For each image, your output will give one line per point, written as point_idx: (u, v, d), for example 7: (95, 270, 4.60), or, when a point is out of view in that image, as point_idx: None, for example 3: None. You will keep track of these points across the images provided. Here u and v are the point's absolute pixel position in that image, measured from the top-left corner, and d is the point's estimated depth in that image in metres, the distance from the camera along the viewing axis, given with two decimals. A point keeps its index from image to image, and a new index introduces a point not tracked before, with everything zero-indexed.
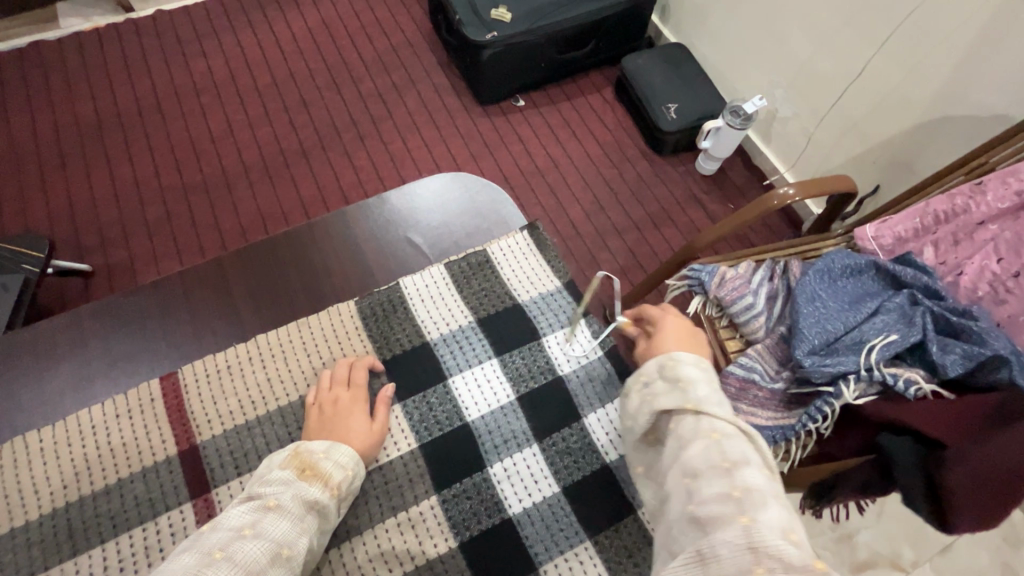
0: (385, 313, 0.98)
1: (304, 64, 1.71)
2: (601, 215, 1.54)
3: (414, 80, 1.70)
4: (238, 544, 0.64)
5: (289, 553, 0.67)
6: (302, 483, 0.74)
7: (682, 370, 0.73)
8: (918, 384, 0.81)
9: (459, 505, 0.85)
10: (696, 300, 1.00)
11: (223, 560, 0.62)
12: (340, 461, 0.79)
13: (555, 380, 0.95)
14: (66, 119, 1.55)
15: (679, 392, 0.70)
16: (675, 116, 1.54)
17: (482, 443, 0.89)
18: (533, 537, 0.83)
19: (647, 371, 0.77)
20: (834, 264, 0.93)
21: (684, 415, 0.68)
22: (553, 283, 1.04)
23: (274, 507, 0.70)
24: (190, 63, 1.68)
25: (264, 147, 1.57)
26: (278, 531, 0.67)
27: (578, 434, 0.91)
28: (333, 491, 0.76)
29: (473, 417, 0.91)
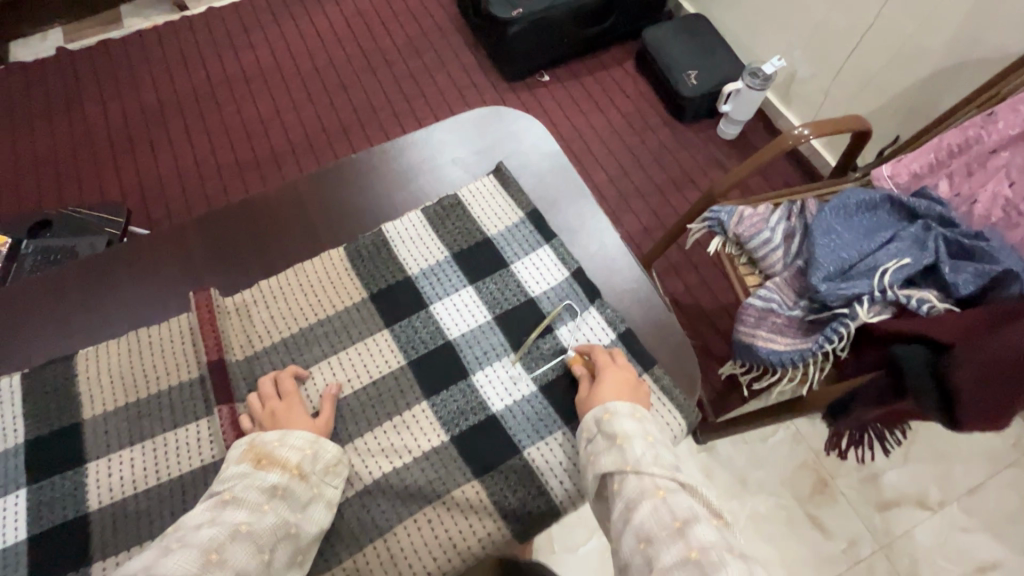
0: (352, 262, 0.81)
1: (341, 51, 1.83)
2: (625, 180, 1.61)
3: (444, 61, 1.80)
4: (187, 541, 0.54)
5: (248, 528, 0.56)
6: (258, 472, 0.61)
7: (618, 423, 0.66)
8: (931, 302, 0.85)
9: (446, 406, 0.73)
10: (716, 240, 1.05)
11: (167, 559, 0.52)
12: (296, 445, 0.64)
13: (525, 303, 0.80)
14: (132, 106, 1.71)
15: (617, 451, 0.63)
16: (696, 82, 1.60)
17: (459, 355, 0.76)
18: (517, 428, 0.72)
19: (585, 425, 0.68)
20: (850, 200, 0.98)
21: (627, 474, 0.61)
22: (518, 214, 0.86)
23: (233, 497, 0.58)
24: (238, 55, 1.82)
25: (307, 126, 1.70)
26: (232, 518, 0.56)
27: (551, 340, 0.78)
28: (296, 472, 0.62)
29: (454, 334, 0.77)
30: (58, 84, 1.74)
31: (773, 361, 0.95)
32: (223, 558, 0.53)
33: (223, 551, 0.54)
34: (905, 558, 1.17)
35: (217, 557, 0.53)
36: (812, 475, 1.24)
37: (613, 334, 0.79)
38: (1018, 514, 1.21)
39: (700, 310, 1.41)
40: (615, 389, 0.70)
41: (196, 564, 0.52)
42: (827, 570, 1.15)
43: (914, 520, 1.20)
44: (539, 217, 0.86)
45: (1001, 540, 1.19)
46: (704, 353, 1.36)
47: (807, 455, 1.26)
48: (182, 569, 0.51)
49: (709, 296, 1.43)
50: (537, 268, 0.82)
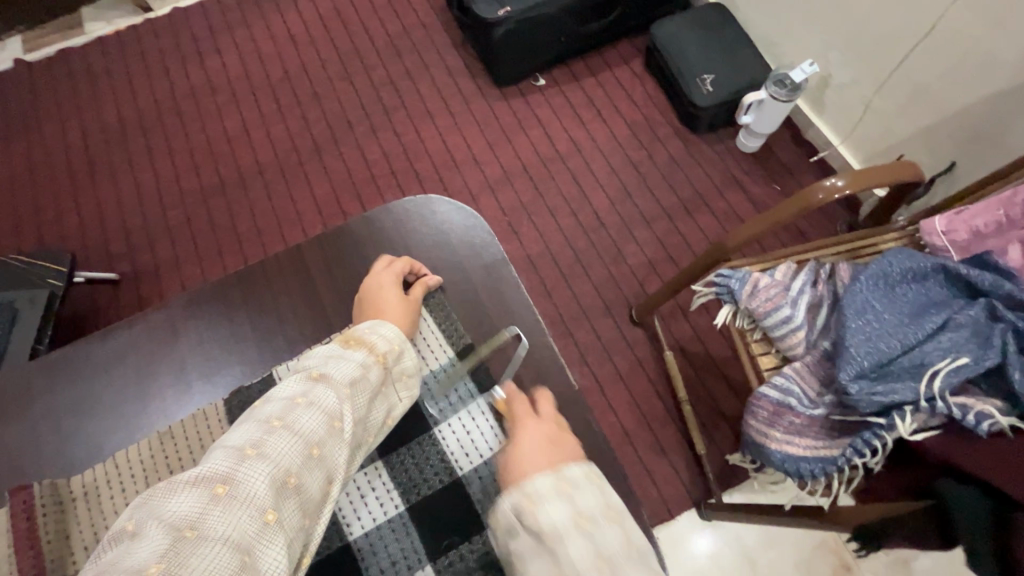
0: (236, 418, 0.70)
1: (315, 55, 1.65)
2: (628, 202, 1.42)
3: (428, 64, 1.61)
4: (271, 443, 0.53)
5: (321, 451, 0.55)
6: (346, 349, 0.64)
7: (541, 513, 0.54)
8: (994, 419, 0.67)
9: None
10: (724, 311, 0.88)
11: (253, 458, 0.51)
12: (386, 335, 0.68)
13: (449, 486, 0.71)
14: (93, 126, 1.58)
15: (548, 556, 0.52)
16: (711, 89, 1.38)
17: (361, 568, 0.67)
18: None
19: (503, 516, 0.57)
20: (891, 268, 0.79)
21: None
22: (444, 355, 0.78)
23: (321, 380, 0.59)
24: (205, 63, 1.66)
25: (277, 144, 1.54)
26: (318, 420, 0.56)
27: (476, 548, 0.68)
28: (380, 359, 0.66)
29: (356, 536, 0.68)
30: (16, 102, 1.61)
31: (789, 470, 0.79)
32: (300, 483, 0.52)
33: (300, 476, 0.53)
34: None
35: (291, 486, 0.51)
36: (834, 558, 1.09)
37: None
38: None
39: (710, 360, 1.24)
40: (532, 447, 0.62)
41: (276, 486, 0.50)
42: None
43: None
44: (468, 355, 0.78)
45: None
46: (712, 411, 1.20)
47: (828, 534, 1.11)
48: (260, 487, 0.49)
49: (720, 343, 1.26)
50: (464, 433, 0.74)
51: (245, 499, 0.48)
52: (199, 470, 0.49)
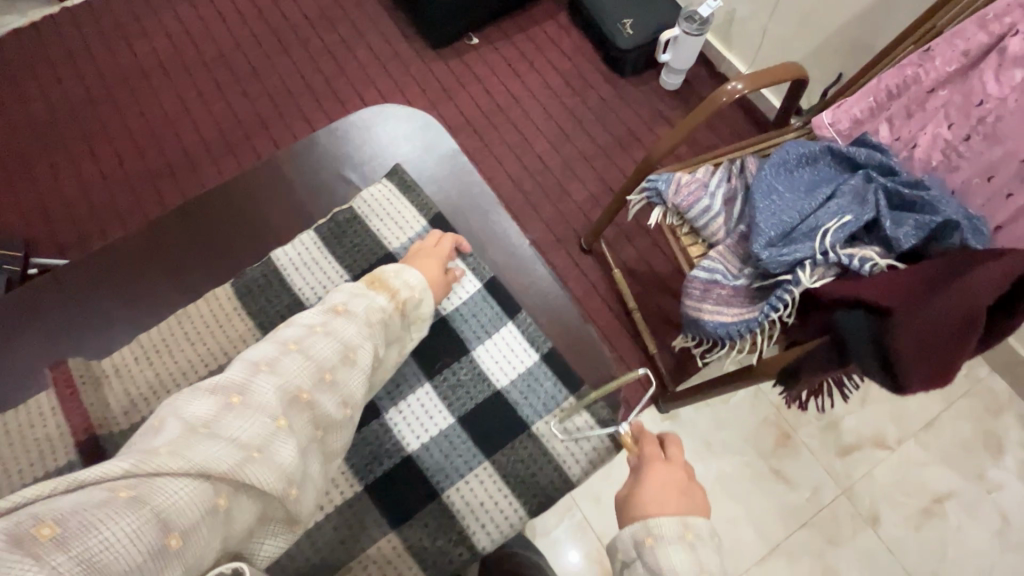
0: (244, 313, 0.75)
1: (248, 31, 1.66)
2: (568, 145, 1.52)
3: (364, 33, 1.65)
4: (286, 357, 0.60)
5: (354, 359, 0.64)
6: (372, 290, 0.69)
7: (666, 557, 0.55)
8: (873, 261, 0.82)
9: (360, 451, 0.72)
10: (656, 211, 0.99)
11: (276, 363, 0.60)
12: (409, 283, 0.71)
13: (439, 324, 0.80)
14: (20, 119, 1.54)
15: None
16: (631, 32, 1.49)
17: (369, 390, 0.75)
18: (433, 467, 0.73)
19: (622, 547, 0.58)
20: (789, 155, 0.93)
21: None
22: (420, 223, 0.83)
23: (343, 311, 0.66)
24: (133, 48, 1.64)
25: (220, 120, 1.56)
26: (338, 341, 0.63)
27: (469, 365, 0.79)
28: (399, 306, 0.70)
29: None
30: None
31: (722, 334, 0.91)
32: (334, 379, 0.62)
33: (335, 373, 0.62)
34: (867, 498, 1.20)
35: (307, 396, 0.59)
36: (776, 430, 1.25)
37: (537, 354, 0.80)
38: (972, 443, 1.24)
39: (654, 276, 1.38)
40: (673, 504, 0.60)
41: (313, 378, 0.60)
42: (793, 519, 1.18)
43: (874, 461, 1.23)
44: (441, 219, 0.86)
45: (956, 470, 1.22)
46: (661, 319, 1.33)
47: (769, 410, 1.26)
48: (283, 385, 0.58)
49: (662, 260, 1.39)
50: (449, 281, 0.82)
51: (267, 392, 0.57)
52: (227, 372, 0.58)
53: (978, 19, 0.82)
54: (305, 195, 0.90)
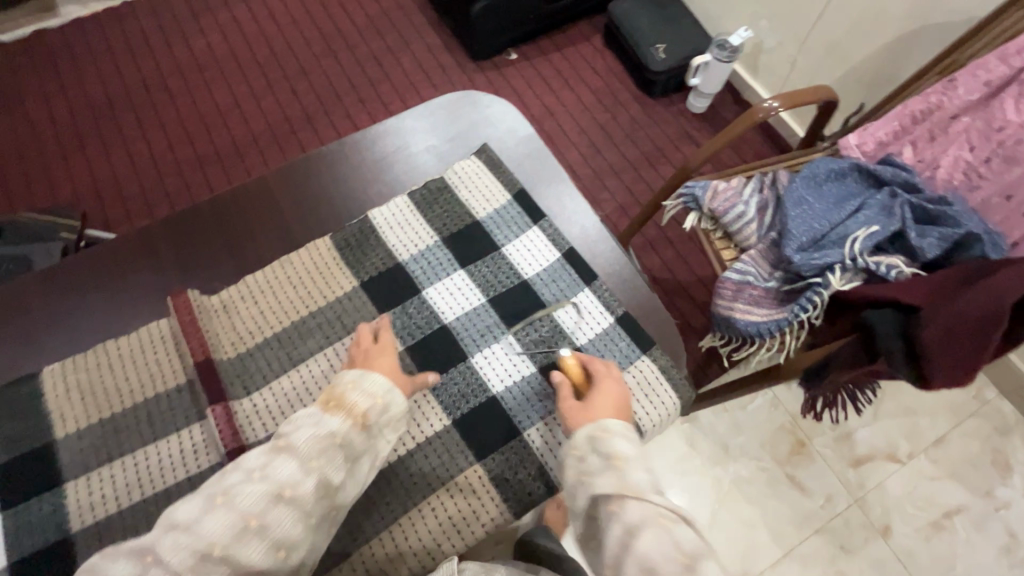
0: (344, 258, 0.81)
1: (299, 34, 1.75)
2: (598, 157, 1.60)
3: (408, 44, 1.75)
4: (277, 466, 0.56)
5: (294, 492, 0.55)
6: (325, 415, 0.60)
7: (612, 445, 0.60)
8: (899, 268, 0.88)
9: (448, 389, 0.74)
10: (692, 216, 1.06)
11: (210, 516, 0.52)
12: (369, 393, 0.62)
13: (520, 285, 0.81)
14: (78, 102, 1.61)
15: (614, 475, 0.57)
16: (664, 56, 1.58)
17: (457, 338, 0.77)
18: (516, 408, 0.74)
19: (578, 444, 0.62)
20: (818, 170, 0.99)
21: (626, 500, 0.55)
22: (504, 197, 0.87)
23: (285, 448, 0.57)
24: (189, 43, 1.72)
25: (268, 114, 1.63)
26: (284, 476, 0.55)
27: (549, 323, 0.79)
28: (359, 422, 0.61)
29: (449, 319, 0.78)
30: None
31: (751, 333, 0.96)
32: (293, 495, 0.55)
33: (295, 488, 0.55)
34: (878, 509, 1.23)
35: (257, 523, 0.53)
36: (791, 438, 1.29)
37: (611, 318, 0.81)
38: (979, 461, 1.29)
39: (677, 284, 1.43)
40: (608, 409, 0.66)
41: (266, 499, 0.54)
42: (806, 525, 1.21)
43: (885, 473, 1.26)
44: (525, 197, 0.87)
45: (964, 486, 1.26)
46: (682, 325, 1.38)
47: (785, 418, 1.30)
48: (221, 535, 0.51)
49: (686, 270, 1.45)
50: (528, 249, 0.84)
51: (197, 548, 0.50)
52: (193, 495, 0.53)
53: (999, 54, 0.91)
54: (370, 163, 0.92)
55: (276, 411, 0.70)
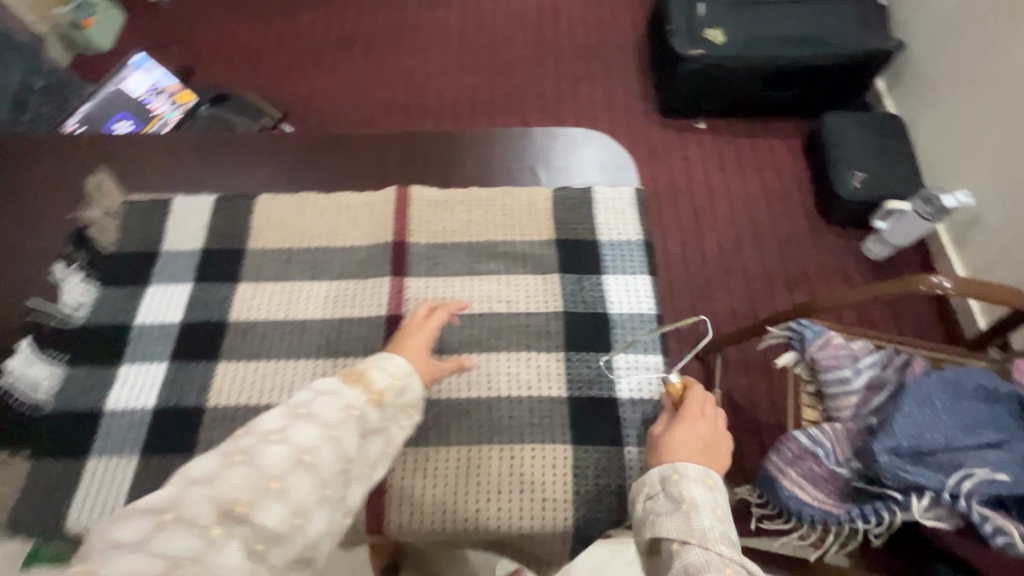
0: (559, 221, 0.83)
1: (522, 34, 1.86)
2: (736, 255, 1.49)
3: (613, 78, 1.79)
4: (294, 430, 0.53)
5: (314, 457, 0.52)
6: (341, 387, 0.58)
7: (686, 489, 0.57)
8: (1010, 538, 0.69)
9: (583, 367, 0.73)
10: (789, 355, 0.94)
11: (204, 502, 0.47)
12: (391, 371, 0.61)
13: None
14: (329, 25, 1.84)
15: (682, 519, 0.54)
16: (859, 185, 1.42)
17: (612, 331, 0.75)
18: (629, 422, 0.70)
19: (648, 480, 0.60)
20: (966, 379, 0.81)
21: (688, 546, 0.52)
22: None
23: (279, 435, 0.52)
24: (434, 11, 1.89)
25: (462, 90, 1.74)
26: (278, 458, 0.51)
27: None
28: (377, 398, 0.59)
29: (614, 311, 0.76)
30: None
31: (791, 509, 0.84)
32: (283, 486, 0.50)
33: (284, 479, 0.50)
34: None
35: (244, 507, 0.48)
36: None
37: None
38: None
39: (752, 418, 1.28)
40: (689, 454, 0.60)
41: (256, 487, 0.49)
42: None
43: None
44: None
45: None
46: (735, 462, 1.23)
47: None
48: (217, 517, 0.47)
49: (769, 408, 1.28)
50: None
51: (213, 516, 0.47)
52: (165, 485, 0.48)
53: None
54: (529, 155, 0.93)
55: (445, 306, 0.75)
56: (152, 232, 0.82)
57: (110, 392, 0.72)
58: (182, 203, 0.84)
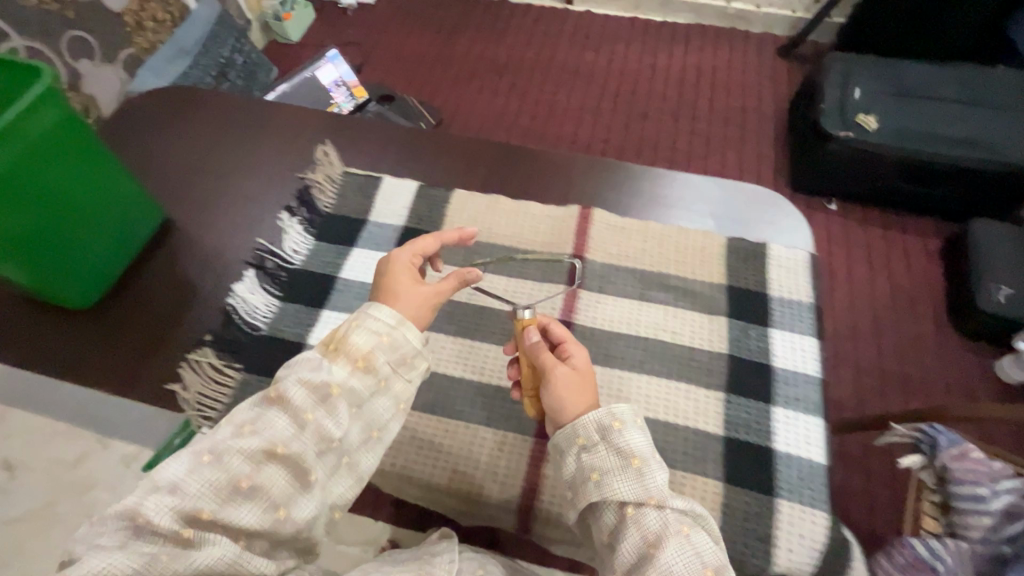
0: (729, 257, 0.67)
1: (663, 90, 1.91)
2: (848, 346, 1.43)
3: (748, 142, 1.79)
4: (260, 424, 0.51)
5: (285, 450, 0.50)
6: (325, 360, 0.55)
7: (629, 440, 0.50)
8: None
9: (734, 412, 0.56)
10: (914, 458, 0.90)
11: (212, 467, 0.49)
12: (375, 330, 0.56)
13: None
14: (487, 54, 1.99)
15: (636, 479, 0.49)
16: (1003, 302, 1.33)
17: (773, 381, 0.58)
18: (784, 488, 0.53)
19: (586, 436, 0.51)
20: None
21: (645, 507, 0.48)
22: None
23: (279, 400, 0.52)
24: (583, 56, 1.98)
25: (597, 131, 1.80)
26: (283, 426, 0.51)
27: None
28: (360, 365, 0.54)
29: (779, 363, 0.59)
30: (455, 13, 2.13)
31: None
32: (254, 482, 0.49)
33: (256, 474, 0.49)
34: None
35: (247, 482, 0.49)
36: None
37: None
38: None
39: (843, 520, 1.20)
40: (579, 396, 0.54)
41: (226, 484, 0.48)
42: None
43: None
44: None
45: None
46: None
47: None
48: (224, 486, 0.48)
49: (864, 515, 1.20)
50: None
51: (220, 485, 0.48)
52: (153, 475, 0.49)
53: None
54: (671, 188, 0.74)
55: (617, 323, 0.62)
56: (363, 203, 0.74)
57: (311, 333, 0.65)
58: (393, 177, 0.77)
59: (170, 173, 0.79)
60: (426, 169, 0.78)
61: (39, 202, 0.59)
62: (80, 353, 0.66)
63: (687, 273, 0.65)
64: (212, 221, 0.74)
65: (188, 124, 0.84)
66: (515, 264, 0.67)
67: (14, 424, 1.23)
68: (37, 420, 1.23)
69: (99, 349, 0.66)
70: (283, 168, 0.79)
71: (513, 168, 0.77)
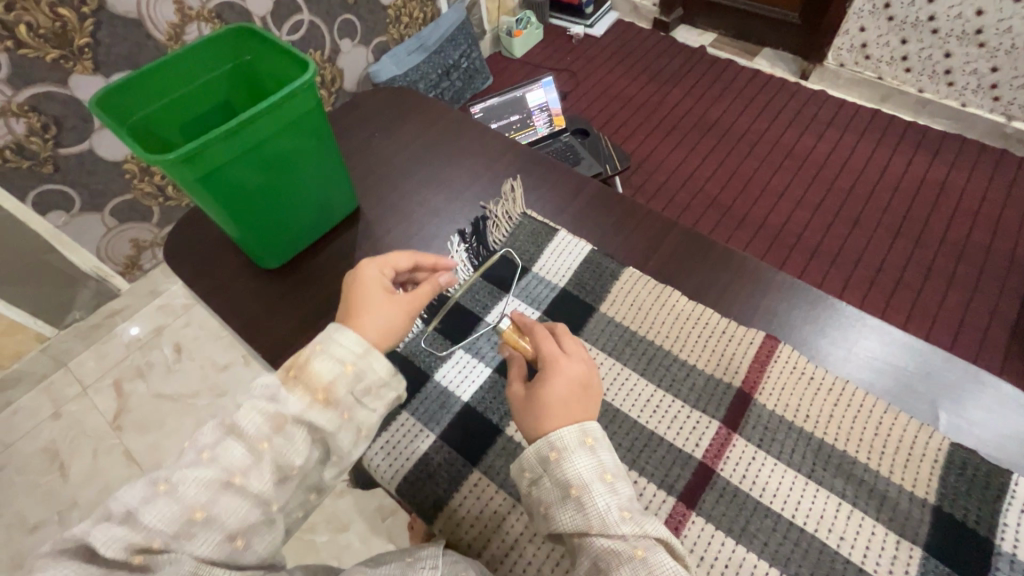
0: (948, 473, 0.51)
1: (888, 196, 1.59)
2: None
3: (992, 285, 1.40)
4: (221, 453, 0.45)
5: (242, 481, 0.45)
6: (281, 391, 0.47)
7: (570, 469, 0.46)
8: None
9: None
10: None
11: (166, 497, 0.43)
12: (338, 358, 0.49)
13: None
14: (696, 112, 1.88)
15: (576, 511, 0.45)
16: None
17: None
18: None
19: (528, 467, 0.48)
20: None
21: (593, 538, 0.44)
22: None
23: (235, 430, 0.46)
24: (802, 137, 1.77)
25: (790, 222, 1.58)
26: (241, 455, 0.45)
27: None
28: (320, 397, 0.47)
29: None
30: (678, 63, 2.05)
31: None
32: (208, 516, 0.43)
33: (213, 508, 0.43)
34: None
35: (201, 516, 0.43)
36: None
37: None
38: None
39: None
40: (549, 411, 0.49)
41: (179, 517, 0.42)
42: None
43: None
44: None
45: None
46: None
47: None
48: (176, 518, 0.42)
49: None
50: None
51: (172, 517, 0.42)
52: (112, 500, 0.43)
53: None
54: (795, 313, 0.64)
55: (767, 498, 0.51)
56: (531, 249, 0.70)
57: (438, 365, 0.62)
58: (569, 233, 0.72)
59: (369, 167, 0.84)
60: (601, 236, 0.73)
61: (230, 145, 0.57)
62: (257, 308, 0.71)
63: (880, 468, 0.52)
64: (379, 221, 0.77)
65: (393, 125, 0.89)
66: (668, 378, 0.59)
67: (193, 319, 1.42)
68: (211, 321, 1.41)
69: (268, 306, 0.70)
70: (468, 188, 0.80)
71: (700, 267, 0.69)
